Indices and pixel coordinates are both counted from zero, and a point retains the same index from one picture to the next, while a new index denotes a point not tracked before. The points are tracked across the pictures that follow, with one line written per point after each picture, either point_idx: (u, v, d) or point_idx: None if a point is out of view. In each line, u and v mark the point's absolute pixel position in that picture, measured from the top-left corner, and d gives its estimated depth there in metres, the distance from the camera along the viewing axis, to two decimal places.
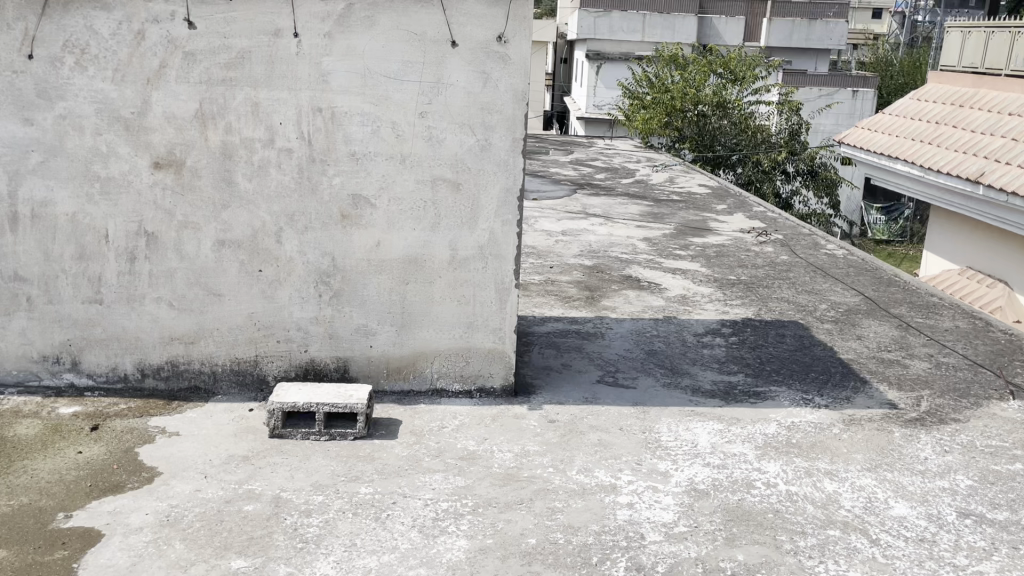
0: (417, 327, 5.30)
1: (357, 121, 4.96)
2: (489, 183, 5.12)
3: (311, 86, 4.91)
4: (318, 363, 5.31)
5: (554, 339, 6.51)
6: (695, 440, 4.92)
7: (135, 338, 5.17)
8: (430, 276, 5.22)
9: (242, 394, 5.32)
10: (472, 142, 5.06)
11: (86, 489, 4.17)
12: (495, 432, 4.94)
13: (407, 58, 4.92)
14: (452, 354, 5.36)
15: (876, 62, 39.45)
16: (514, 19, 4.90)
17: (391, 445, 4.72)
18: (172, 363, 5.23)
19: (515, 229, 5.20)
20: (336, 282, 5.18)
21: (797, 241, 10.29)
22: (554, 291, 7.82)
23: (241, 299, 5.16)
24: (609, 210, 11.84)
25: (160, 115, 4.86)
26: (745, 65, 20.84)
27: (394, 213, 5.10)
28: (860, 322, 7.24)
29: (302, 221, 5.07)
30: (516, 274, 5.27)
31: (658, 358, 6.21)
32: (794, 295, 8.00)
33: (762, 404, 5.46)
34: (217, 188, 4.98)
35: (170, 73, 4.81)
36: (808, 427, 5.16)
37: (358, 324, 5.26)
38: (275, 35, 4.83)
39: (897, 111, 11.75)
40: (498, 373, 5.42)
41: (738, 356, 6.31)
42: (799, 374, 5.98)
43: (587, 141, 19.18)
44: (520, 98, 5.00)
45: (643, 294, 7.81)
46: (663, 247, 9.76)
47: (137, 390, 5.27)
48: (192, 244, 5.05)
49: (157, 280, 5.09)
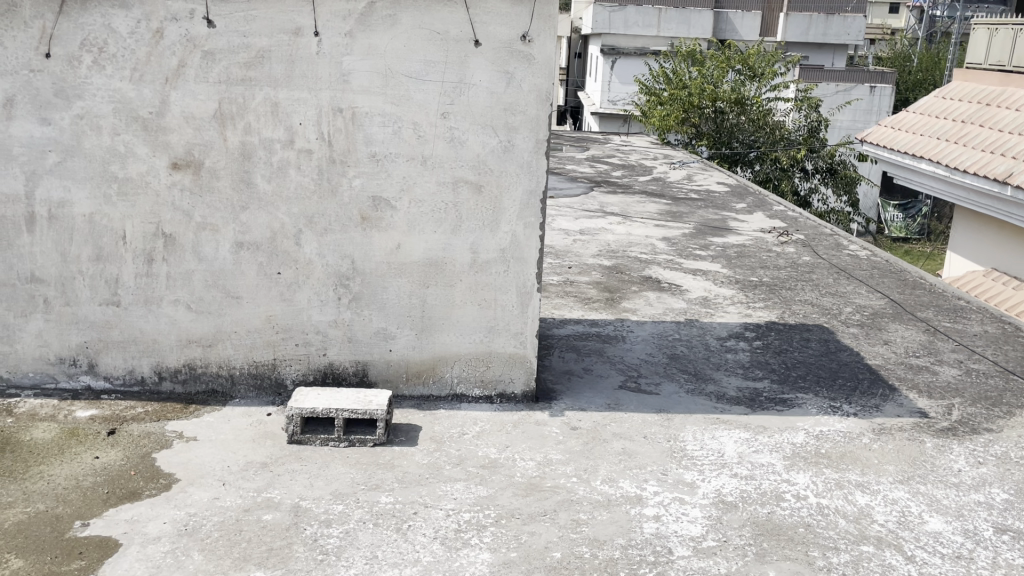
0: (437, 332, 5.21)
1: (378, 122, 4.87)
2: (512, 185, 5.02)
3: (331, 85, 4.82)
4: (336, 367, 5.23)
5: (575, 343, 6.41)
6: (721, 449, 4.81)
7: (152, 340, 5.10)
8: (450, 279, 5.12)
9: (259, 398, 5.24)
10: (494, 143, 4.96)
11: (103, 496, 4.11)
12: (517, 440, 4.85)
13: (429, 57, 4.82)
14: (472, 359, 5.27)
15: (895, 57, 38.90)
16: (540, 18, 4.80)
17: (411, 452, 4.64)
18: (189, 366, 5.17)
19: (537, 232, 5.10)
20: (355, 285, 5.10)
21: (819, 241, 10.13)
22: (573, 292, 7.72)
23: (259, 301, 5.09)
24: (626, 208, 11.71)
25: (179, 115, 4.79)
26: (764, 60, 20.49)
27: (415, 215, 5.01)
28: (887, 326, 7.09)
29: (322, 223, 4.99)
30: (539, 278, 5.17)
31: (680, 362, 6.09)
32: (817, 297, 7.86)
33: (789, 412, 5.34)
34: (235, 189, 4.91)
35: (189, 72, 4.74)
36: (837, 436, 5.04)
37: (377, 328, 5.18)
38: (295, 33, 4.74)
39: (920, 109, 11.56)
40: (520, 378, 5.33)
41: (763, 361, 6.18)
42: (826, 381, 5.85)
43: (603, 137, 19.00)
44: (544, 99, 4.90)
45: (664, 296, 7.69)
46: (683, 247, 9.63)
47: (154, 393, 5.20)
48: (210, 246, 4.98)
49: (175, 283, 5.02)
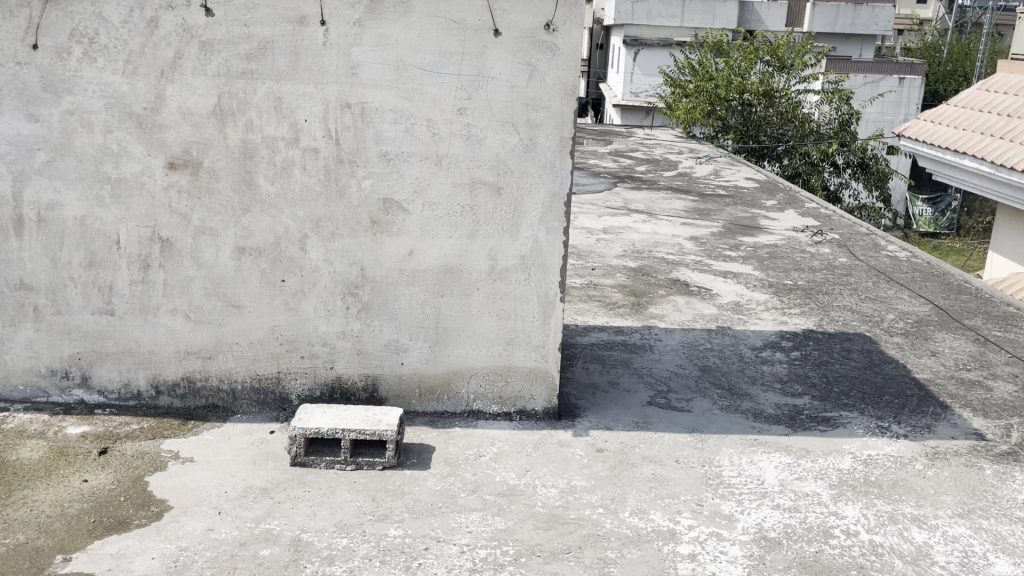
0: (452, 344, 4.84)
1: (389, 118, 4.51)
2: (534, 186, 4.63)
3: (339, 79, 4.45)
4: (345, 381, 4.88)
5: (599, 353, 6.02)
6: (761, 476, 4.41)
7: (149, 352, 4.78)
8: (466, 288, 4.76)
9: (263, 413, 4.90)
10: (515, 141, 4.57)
11: (88, 526, 3.79)
12: (538, 463, 4.48)
13: (444, 48, 4.44)
14: (490, 373, 4.90)
15: (924, 48, 38.09)
16: (566, 4, 4.40)
17: (423, 478, 4.28)
18: (188, 380, 4.84)
19: (561, 237, 4.70)
20: (364, 294, 4.74)
21: (856, 240, 9.65)
22: (597, 296, 7.32)
23: (262, 310, 4.75)
24: (651, 205, 11.28)
25: (175, 112, 4.45)
26: (794, 51, 19.95)
27: (429, 219, 4.65)
28: (934, 335, 6.64)
29: (329, 227, 4.64)
30: (563, 287, 4.78)
31: (714, 376, 5.69)
32: (857, 302, 7.41)
33: (833, 433, 4.93)
34: (237, 191, 4.56)
35: (186, 65, 4.39)
36: (887, 461, 4.63)
37: (388, 339, 4.82)
38: (300, 22, 4.38)
39: (963, 103, 11.03)
40: (541, 395, 4.95)
41: (802, 374, 5.76)
42: (872, 398, 5.41)
43: (627, 130, 18.53)
44: (569, 94, 4.50)
45: (693, 301, 7.29)
46: (711, 247, 9.20)
47: (150, 408, 4.87)
48: (209, 251, 4.64)
49: (172, 291, 4.69)
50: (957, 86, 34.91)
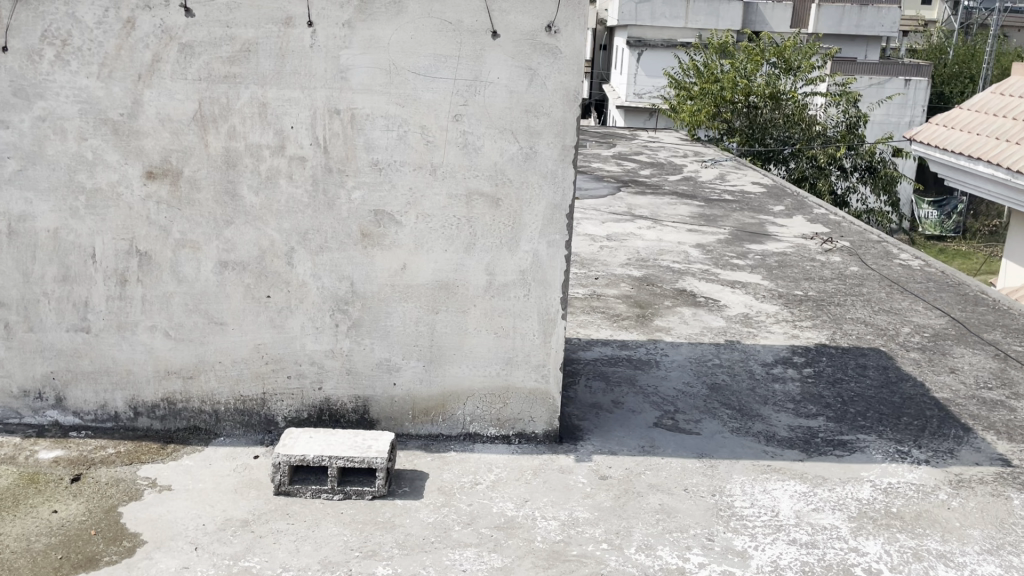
0: (447, 363, 4.58)
1: (381, 125, 4.25)
2: (534, 198, 4.37)
3: (327, 84, 4.19)
4: (334, 403, 4.61)
5: (603, 369, 5.75)
6: (776, 507, 4.14)
7: (127, 371, 4.53)
8: (463, 305, 4.49)
9: (247, 436, 4.64)
10: (515, 150, 4.31)
11: (54, 565, 3.55)
12: (538, 492, 4.21)
13: (439, 51, 4.18)
14: (487, 394, 4.64)
15: (930, 49, 37.78)
16: (568, 4, 4.14)
17: (415, 509, 4.02)
18: (168, 401, 4.58)
19: (563, 251, 4.44)
20: (354, 310, 4.48)
21: (867, 248, 9.37)
22: (600, 308, 7.06)
23: (247, 327, 4.49)
24: (656, 211, 11.01)
25: (154, 118, 4.19)
26: (801, 52, 19.60)
27: (423, 231, 4.39)
28: (951, 350, 6.36)
29: (317, 240, 4.38)
30: (564, 304, 4.51)
31: (723, 395, 5.41)
32: (870, 315, 7.14)
33: (850, 458, 4.66)
34: (219, 202, 4.31)
35: (165, 68, 4.13)
36: (908, 490, 4.36)
37: (380, 359, 4.56)
38: (286, 23, 4.12)
39: (975, 107, 10.75)
40: (542, 417, 4.68)
41: (816, 393, 5.48)
42: (890, 420, 5.14)
43: (630, 132, 18.27)
44: (572, 99, 4.24)
45: (700, 313, 7.02)
46: (719, 255, 8.93)
47: (128, 430, 4.62)
48: (190, 266, 4.38)
49: (151, 307, 4.44)
50: (964, 89, 34.62)
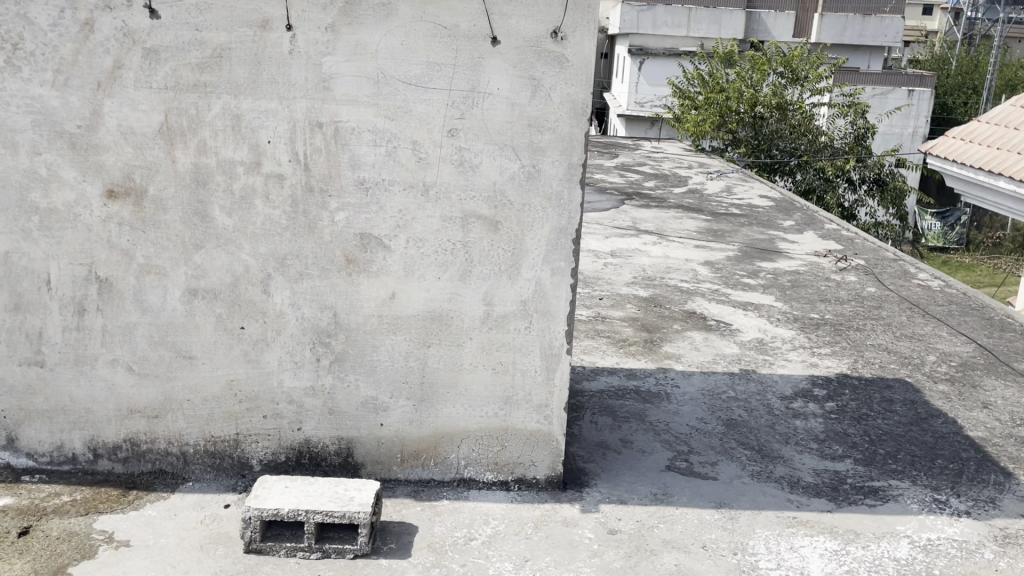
0: (440, 402, 4.15)
1: (367, 140, 3.83)
2: (536, 221, 3.95)
3: (308, 93, 3.78)
4: (314, 445, 4.18)
5: (609, 402, 5.32)
6: (805, 568, 3.72)
7: (86, 409, 4.10)
8: (458, 338, 4.07)
9: (218, 481, 4.21)
10: (516, 168, 3.89)
11: None
12: (538, 550, 3.78)
13: (433, 58, 3.76)
14: (484, 436, 4.21)
15: (934, 59, 37.46)
16: (577, 7, 3.72)
17: (402, 570, 3.59)
18: (131, 442, 4.16)
19: (569, 279, 4.01)
20: (337, 344, 4.06)
21: (883, 267, 8.96)
22: (605, 332, 6.62)
23: (218, 362, 4.06)
24: (662, 225, 10.60)
25: (115, 131, 3.77)
26: (809, 62, 19.25)
27: (414, 257, 3.96)
28: (983, 383, 5.94)
29: (296, 266, 3.96)
30: (570, 337, 4.09)
31: (741, 433, 4.97)
32: (892, 341, 6.71)
33: (883, 509, 4.23)
34: (188, 224, 3.89)
35: (127, 75, 3.71)
36: (951, 548, 3.93)
37: (365, 398, 4.13)
38: (262, 27, 3.70)
39: (994, 120, 10.35)
40: (543, 461, 4.25)
41: (841, 431, 5.06)
42: (923, 463, 4.71)
43: (633, 142, 17.88)
44: (580, 113, 3.82)
45: (711, 338, 6.59)
46: (729, 274, 8.52)
47: (87, 474, 4.20)
48: (155, 293, 3.96)
49: (112, 339, 4.01)
50: (967, 99, 34.28)
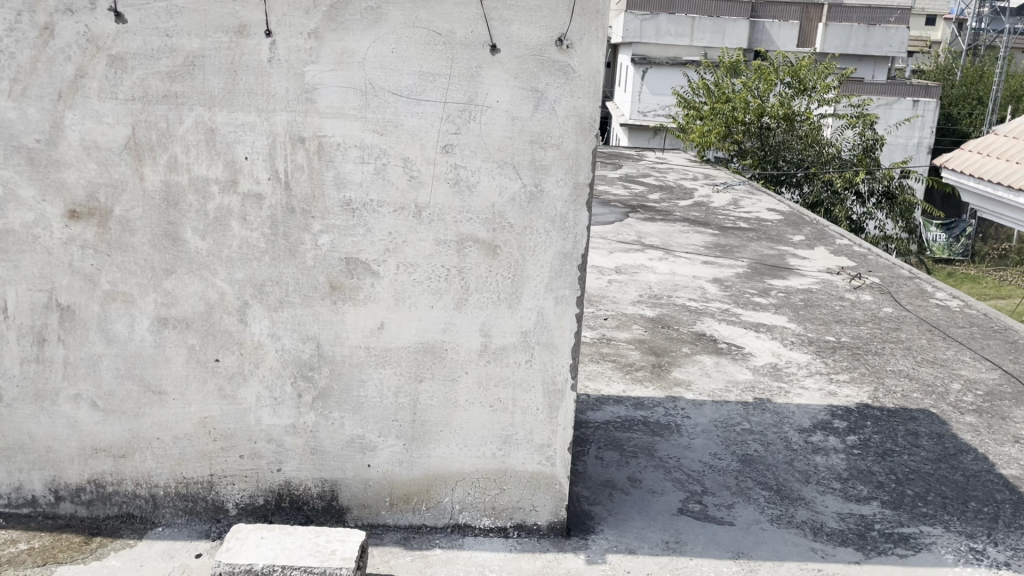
0: (432, 443, 3.81)
1: (354, 157, 3.50)
2: (539, 245, 3.61)
3: (289, 106, 3.44)
4: (295, 487, 3.84)
5: (616, 435, 4.97)
6: None
7: (46, 448, 3.77)
8: (452, 373, 3.72)
9: (190, 526, 3.88)
10: (516, 188, 3.55)
11: None
12: None
13: (425, 68, 3.43)
14: (480, 478, 3.86)
15: (939, 70, 37.22)
16: (585, 13, 3.38)
17: None
18: (96, 484, 3.83)
19: (573, 309, 3.67)
20: (321, 378, 3.71)
21: (898, 286, 8.61)
22: (611, 355, 6.28)
23: (190, 398, 3.72)
24: (668, 240, 10.26)
25: (77, 146, 3.44)
26: (817, 73, 18.94)
27: (405, 284, 3.63)
28: (1013, 415, 5.59)
29: (276, 293, 3.62)
30: (575, 372, 3.74)
31: (758, 471, 4.62)
32: (914, 368, 6.36)
33: (916, 561, 3.88)
34: (157, 247, 3.55)
35: (91, 85, 3.39)
36: None
37: (351, 437, 3.79)
38: (239, 33, 3.37)
39: (1012, 133, 10.00)
40: (545, 506, 3.90)
41: (865, 469, 4.70)
42: (956, 506, 4.36)
43: (637, 152, 17.56)
44: (587, 129, 3.49)
45: (722, 363, 6.25)
46: (738, 292, 8.17)
47: (48, 518, 3.87)
48: (122, 323, 3.62)
49: (75, 373, 3.67)
50: (972, 110, 33.99)
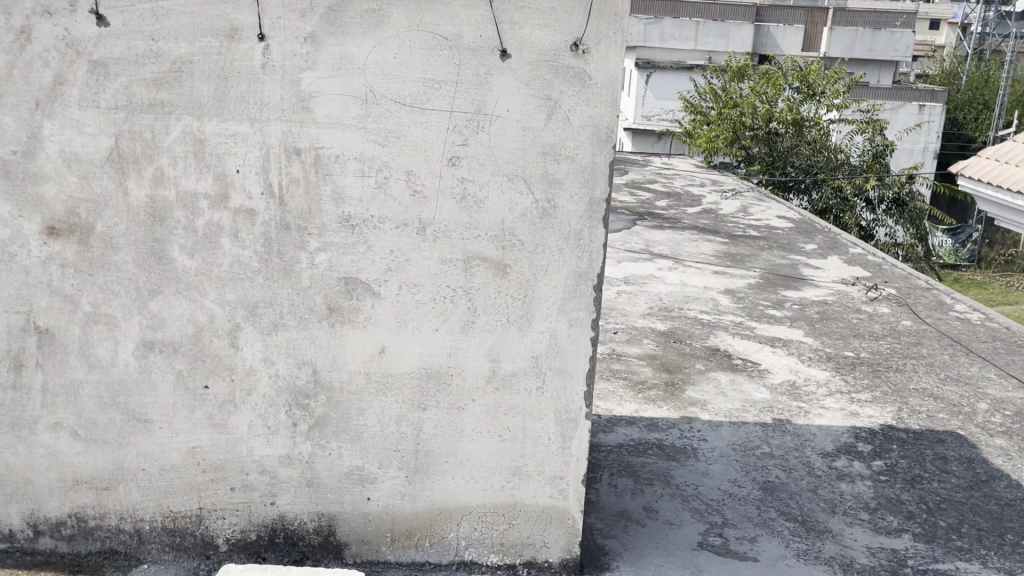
0: (436, 474, 3.56)
1: (354, 169, 3.26)
2: (551, 265, 3.36)
3: (284, 115, 3.20)
4: (290, 521, 3.60)
5: (630, 460, 4.72)
6: None
7: (25, 480, 3.53)
8: (459, 401, 3.48)
9: (178, 563, 3.64)
10: (527, 204, 3.31)
11: None
12: None
13: (431, 75, 3.18)
14: (488, 512, 3.62)
15: (944, 74, 36.97)
16: (602, 15, 3.14)
17: None
18: (77, 518, 3.59)
19: (588, 333, 3.42)
20: (317, 406, 3.47)
21: (916, 298, 8.35)
22: (622, 372, 6.02)
23: (178, 427, 3.48)
24: (677, 249, 10.01)
25: (57, 158, 3.20)
26: (826, 78, 18.72)
27: (407, 306, 3.38)
28: None
29: (269, 316, 3.38)
30: (590, 400, 3.49)
31: (781, 500, 4.37)
32: (937, 385, 6.10)
33: None
34: (143, 267, 3.31)
35: (71, 93, 3.15)
36: None
37: (349, 468, 3.54)
38: (229, 36, 3.13)
39: None
40: (556, 542, 3.65)
41: (893, 498, 4.45)
42: (992, 540, 4.10)
43: (642, 158, 17.33)
44: (603, 140, 3.25)
45: (738, 380, 5.99)
46: (752, 304, 7.92)
47: (27, 554, 3.63)
48: (104, 347, 3.38)
49: (55, 401, 3.43)
50: (979, 114, 33.71)
